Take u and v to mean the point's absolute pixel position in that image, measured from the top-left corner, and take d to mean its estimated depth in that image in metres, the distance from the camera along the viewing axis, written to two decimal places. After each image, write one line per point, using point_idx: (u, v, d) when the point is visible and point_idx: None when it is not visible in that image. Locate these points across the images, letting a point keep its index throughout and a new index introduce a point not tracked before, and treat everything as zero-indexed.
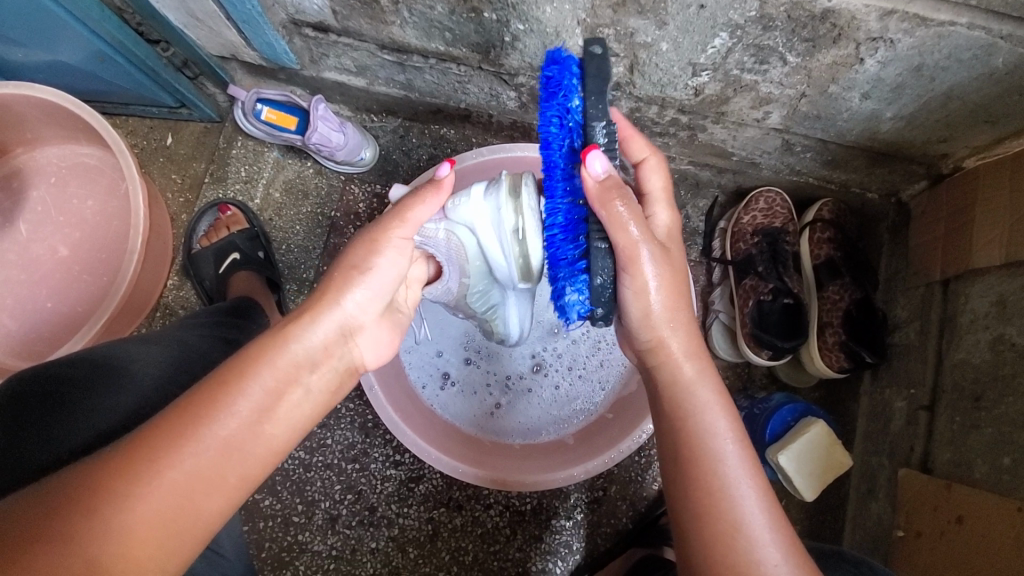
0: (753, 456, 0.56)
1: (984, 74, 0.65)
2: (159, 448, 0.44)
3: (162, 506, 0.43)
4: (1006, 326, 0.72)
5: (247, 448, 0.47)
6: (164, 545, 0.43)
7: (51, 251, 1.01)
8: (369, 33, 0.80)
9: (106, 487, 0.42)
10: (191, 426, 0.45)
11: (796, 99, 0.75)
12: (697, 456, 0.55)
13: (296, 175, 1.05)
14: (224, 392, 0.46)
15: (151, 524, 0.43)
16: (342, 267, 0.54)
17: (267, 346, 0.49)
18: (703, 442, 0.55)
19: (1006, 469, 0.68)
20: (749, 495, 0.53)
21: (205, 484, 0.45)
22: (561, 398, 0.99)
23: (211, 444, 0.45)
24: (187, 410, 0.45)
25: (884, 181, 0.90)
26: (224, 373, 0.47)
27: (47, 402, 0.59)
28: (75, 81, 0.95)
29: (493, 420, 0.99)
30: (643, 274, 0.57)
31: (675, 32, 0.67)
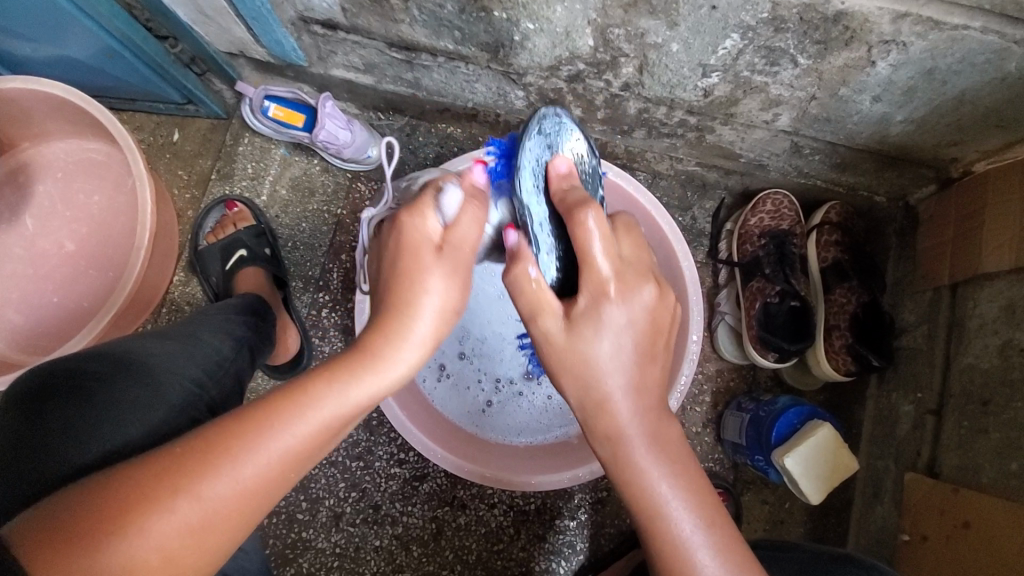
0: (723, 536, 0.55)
1: (996, 78, 0.64)
2: (235, 450, 0.46)
3: (230, 504, 0.46)
4: (1016, 331, 0.71)
5: (309, 456, 0.49)
6: (225, 536, 0.46)
7: (58, 246, 1.01)
8: (378, 31, 0.80)
9: (180, 483, 0.44)
10: (258, 436, 0.46)
11: (806, 101, 0.75)
12: (648, 531, 0.56)
13: (303, 173, 1.05)
14: (292, 408, 0.48)
15: (218, 520, 0.45)
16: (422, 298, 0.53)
17: (336, 372, 0.49)
18: (654, 517, 0.55)
19: (1014, 475, 0.68)
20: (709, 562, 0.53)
21: (271, 484, 0.48)
22: (552, 408, 0.99)
23: (281, 453, 0.47)
24: (262, 416, 0.47)
25: (893, 184, 0.90)
26: (296, 390, 0.49)
27: (70, 398, 0.59)
28: (83, 77, 0.95)
29: (485, 418, 0.98)
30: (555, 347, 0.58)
31: (686, 33, 0.67)
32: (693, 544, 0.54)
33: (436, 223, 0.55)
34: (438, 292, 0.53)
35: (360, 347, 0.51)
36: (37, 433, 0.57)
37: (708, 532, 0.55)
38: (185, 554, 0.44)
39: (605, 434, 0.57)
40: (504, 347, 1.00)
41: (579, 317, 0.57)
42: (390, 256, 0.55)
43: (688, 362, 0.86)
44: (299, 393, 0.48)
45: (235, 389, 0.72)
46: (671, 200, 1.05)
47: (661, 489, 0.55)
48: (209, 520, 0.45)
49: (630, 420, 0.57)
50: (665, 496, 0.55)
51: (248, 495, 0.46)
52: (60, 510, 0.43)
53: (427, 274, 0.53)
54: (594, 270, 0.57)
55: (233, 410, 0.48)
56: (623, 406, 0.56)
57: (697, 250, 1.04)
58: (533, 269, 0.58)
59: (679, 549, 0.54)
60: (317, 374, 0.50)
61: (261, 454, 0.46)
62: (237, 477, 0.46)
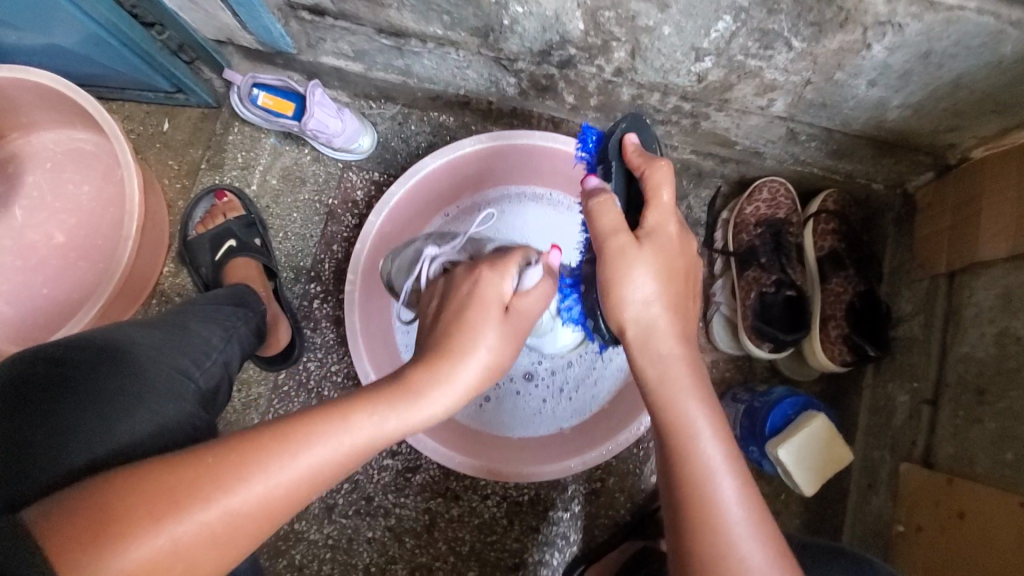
0: (748, 483, 0.54)
1: (994, 61, 0.63)
2: (270, 463, 0.46)
3: (257, 516, 0.46)
4: (1012, 320, 0.70)
5: (291, 502, 0.47)
6: (243, 544, 0.46)
7: (47, 237, 1.00)
8: (366, 16, 0.79)
9: (178, 504, 0.43)
10: (255, 469, 0.45)
11: (800, 86, 0.73)
12: (680, 475, 0.53)
13: (293, 162, 1.04)
14: (295, 445, 0.46)
15: (236, 529, 0.45)
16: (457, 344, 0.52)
17: (344, 412, 0.48)
18: (686, 449, 0.53)
19: (1009, 465, 0.67)
20: (731, 492, 0.52)
21: (250, 525, 0.46)
22: (547, 411, 0.98)
23: (314, 472, 0.47)
24: (300, 435, 0.47)
25: (891, 171, 0.88)
26: (306, 425, 0.47)
27: (57, 388, 0.58)
28: (71, 66, 0.94)
29: (480, 413, 0.97)
30: (625, 267, 0.57)
31: (677, 15, 0.65)
32: (719, 479, 0.53)
33: (510, 287, 0.58)
34: (478, 344, 0.53)
35: (407, 378, 0.51)
36: (25, 422, 0.56)
37: (739, 479, 0.53)
38: (203, 560, 0.44)
39: (653, 351, 0.57)
40: None
41: (642, 236, 0.59)
42: (455, 298, 0.57)
43: None
44: (341, 416, 0.48)
45: (225, 380, 0.72)
46: None
47: (700, 429, 0.54)
48: (228, 528, 0.45)
49: (677, 351, 0.57)
50: (703, 438, 0.54)
51: (267, 509, 0.46)
52: (68, 502, 0.43)
53: (486, 331, 0.53)
54: (659, 207, 0.60)
55: (245, 432, 0.47)
56: (665, 335, 0.57)
57: (693, 240, 1.02)
58: (616, 203, 0.59)
59: (708, 492, 0.52)
60: (359, 399, 0.49)
61: (291, 467, 0.46)
62: (221, 511, 0.44)
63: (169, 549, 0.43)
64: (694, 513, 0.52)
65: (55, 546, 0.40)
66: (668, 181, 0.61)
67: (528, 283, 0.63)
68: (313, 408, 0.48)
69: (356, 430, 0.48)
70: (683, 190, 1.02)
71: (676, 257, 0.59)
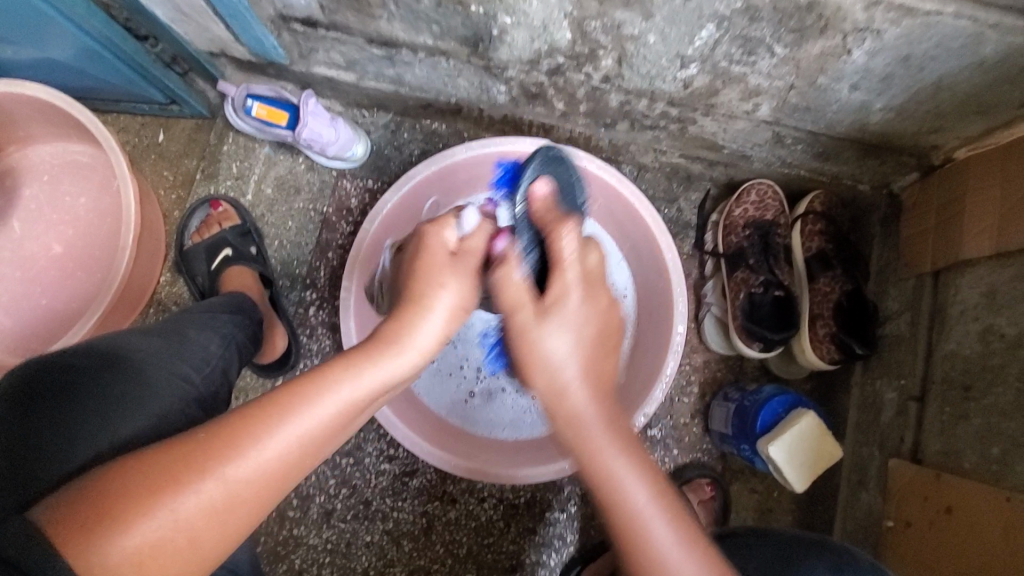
0: (684, 522, 0.55)
1: (972, 64, 0.64)
2: (255, 432, 0.47)
3: (254, 483, 0.47)
4: (996, 317, 0.72)
5: (289, 469, 0.49)
6: (244, 514, 0.47)
7: (45, 248, 1.01)
8: (357, 27, 0.80)
9: (176, 480, 0.45)
10: (249, 438, 0.47)
11: (785, 90, 0.75)
12: (615, 527, 0.55)
13: (288, 171, 1.05)
14: (285, 410, 0.48)
15: (238, 500, 0.47)
16: (420, 297, 0.55)
17: (328, 374, 0.50)
18: (615, 504, 0.54)
19: (995, 459, 0.68)
20: (664, 531, 0.53)
21: (252, 492, 0.47)
22: (534, 407, 0.99)
23: (303, 433, 0.49)
24: (283, 399, 0.49)
25: (876, 172, 0.90)
26: (293, 390, 0.49)
27: (57, 395, 0.59)
28: (66, 79, 0.95)
29: (469, 410, 0.99)
30: (536, 349, 0.58)
31: (662, 24, 0.67)
32: (653, 527, 0.53)
33: (455, 236, 0.62)
34: (440, 295, 0.56)
35: (381, 334, 0.53)
36: (26, 427, 0.56)
37: (669, 516, 0.54)
38: (205, 533, 0.46)
39: (567, 418, 0.57)
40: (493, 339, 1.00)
41: (547, 308, 0.60)
42: (412, 257, 0.60)
43: (673, 353, 0.86)
44: (319, 377, 0.50)
45: (224, 388, 0.72)
46: (656, 193, 1.03)
47: (627, 482, 0.55)
48: (229, 497, 0.46)
49: (588, 407, 0.57)
50: (631, 492, 0.54)
51: (267, 476, 0.47)
52: (70, 496, 0.44)
53: (443, 275, 0.57)
54: (565, 274, 0.61)
55: (233, 410, 0.49)
56: (580, 398, 0.57)
57: (683, 242, 1.03)
58: (517, 269, 0.62)
59: (642, 538, 0.53)
60: (335, 361, 0.51)
61: (284, 432, 0.48)
62: (219, 484, 0.45)
63: (171, 524, 0.44)
64: (634, 566, 0.53)
65: (62, 539, 0.41)
66: (572, 239, 0.62)
67: (468, 226, 0.64)
68: (297, 376, 0.50)
69: (337, 386, 0.50)
70: (673, 193, 1.03)
71: (585, 318, 0.60)
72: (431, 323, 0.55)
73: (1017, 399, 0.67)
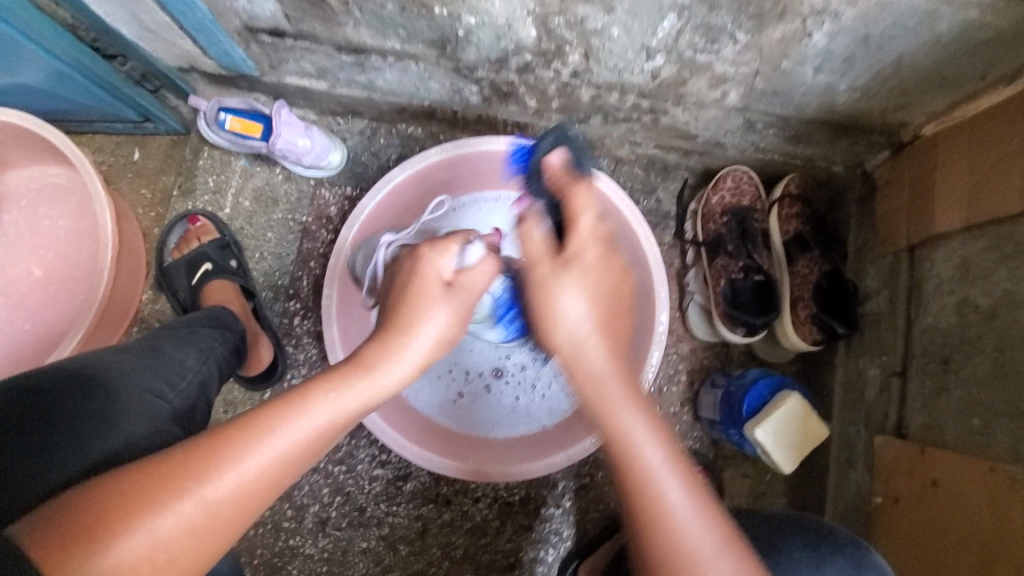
0: (699, 491, 0.56)
1: (931, 40, 0.65)
2: (235, 449, 0.48)
3: (233, 501, 0.47)
4: (970, 289, 0.73)
5: (267, 487, 0.49)
6: (222, 535, 0.47)
7: (26, 273, 1.01)
8: (325, 35, 0.80)
9: (155, 498, 0.44)
10: (230, 455, 0.47)
11: (751, 77, 0.75)
12: (631, 489, 0.55)
13: (265, 183, 1.05)
14: (268, 428, 0.49)
15: (217, 518, 0.47)
16: (396, 319, 0.58)
17: (309, 394, 0.51)
18: (630, 459, 0.56)
19: (976, 430, 0.69)
20: (676, 490, 0.55)
21: (231, 512, 0.47)
22: (518, 408, 0.99)
23: (282, 451, 0.49)
24: (265, 414, 0.50)
25: (848, 152, 0.91)
26: (279, 408, 0.50)
27: (32, 419, 0.58)
28: (37, 103, 0.94)
29: (457, 410, 0.99)
30: (555, 301, 0.61)
31: (624, 16, 0.67)
32: (666, 490, 0.55)
33: (450, 265, 0.62)
34: (427, 311, 0.58)
35: (360, 356, 0.55)
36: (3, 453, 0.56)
37: (682, 477, 0.56)
38: (186, 551, 0.45)
39: (583, 371, 0.59)
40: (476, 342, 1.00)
41: (565, 263, 0.63)
42: (405, 279, 0.61)
43: (657, 343, 0.86)
44: (300, 396, 0.51)
45: (203, 402, 0.72)
46: (634, 185, 1.04)
47: (641, 439, 0.56)
48: (216, 511, 0.46)
49: (605, 366, 0.59)
50: (644, 448, 0.56)
51: (246, 493, 0.48)
52: (51, 512, 0.43)
53: (434, 305, 0.59)
54: (579, 233, 0.64)
55: (213, 429, 0.49)
56: (596, 353, 0.59)
57: (664, 232, 1.03)
58: (538, 227, 0.66)
59: (655, 494, 0.55)
60: (314, 382, 0.53)
61: (266, 448, 0.48)
62: (201, 503, 0.46)
63: (156, 538, 0.44)
64: (648, 527, 0.54)
65: (42, 554, 0.40)
66: (588, 207, 0.65)
67: (470, 261, 0.64)
68: (280, 395, 0.52)
69: (320, 402, 0.51)
70: (651, 183, 1.03)
71: (589, 269, 0.63)
72: (420, 336, 0.57)
73: (994, 368, 0.68)
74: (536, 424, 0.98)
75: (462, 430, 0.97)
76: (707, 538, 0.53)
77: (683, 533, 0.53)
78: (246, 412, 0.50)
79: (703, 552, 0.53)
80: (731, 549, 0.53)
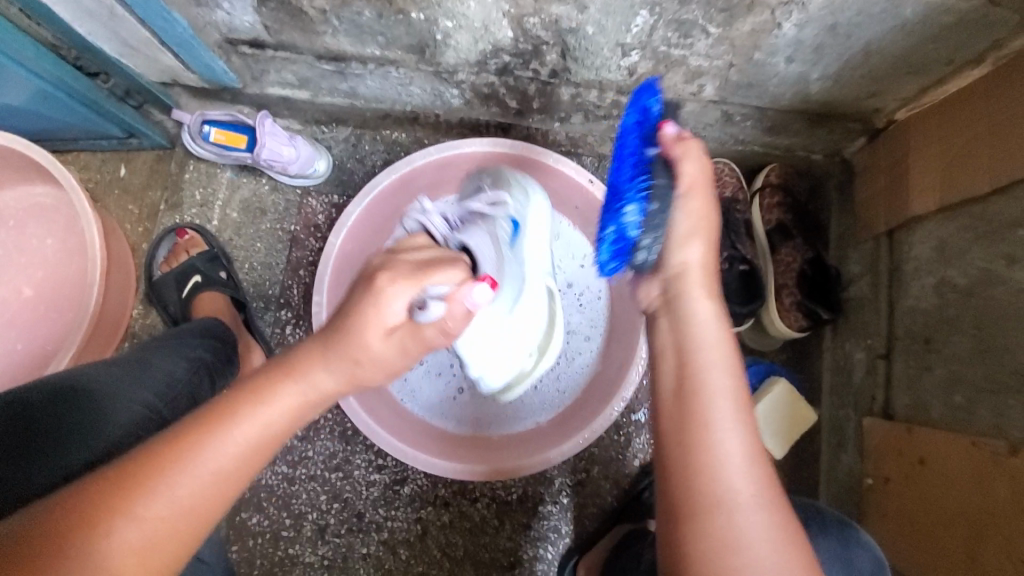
0: (761, 459, 0.51)
1: (897, 26, 0.66)
2: (170, 462, 0.46)
3: (177, 516, 0.46)
4: (947, 269, 0.74)
5: (213, 498, 0.48)
6: (171, 548, 0.46)
7: (15, 293, 1.01)
8: (305, 45, 0.81)
9: (90, 520, 0.43)
10: (171, 470, 0.46)
11: (725, 69, 0.77)
12: (687, 424, 0.52)
13: (252, 194, 1.05)
14: (206, 440, 0.48)
15: (160, 535, 0.45)
16: (333, 335, 0.53)
17: (245, 406, 0.50)
18: (702, 395, 0.52)
19: (960, 407, 0.70)
20: (736, 446, 0.50)
21: (176, 526, 0.46)
22: (516, 402, 0.99)
23: (224, 461, 0.48)
24: (193, 430, 0.48)
25: (826, 141, 0.92)
26: (214, 419, 0.49)
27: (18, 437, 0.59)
28: (21, 123, 0.94)
29: (455, 407, 0.99)
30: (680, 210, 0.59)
31: (597, 14, 0.68)
32: (727, 438, 0.51)
33: (394, 311, 0.53)
34: (367, 333, 0.53)
35: (290, 367, 0.53)
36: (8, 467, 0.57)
37: (741, 425, 0.51)
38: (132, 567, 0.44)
39: (678, 297, 0.57)
40: None
41: (697, 194, 0.59)
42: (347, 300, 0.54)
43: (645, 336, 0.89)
44: (228, 409, 0.49)
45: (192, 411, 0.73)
46: None
47: (716, 382, 0.53)
48: (168, 525, 0.46)
49: (703, 301, 0.57)
50: (710, 380, 0.53)
51: (189, 506, 0.47)
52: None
53: (375, 326, 0.53)
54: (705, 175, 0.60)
55: (149, 444, 0.47)
56: (696, 288, 0.57)
57: None
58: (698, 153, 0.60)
59: (711, 437, 0.51)
60: (249, 392, 0.51)
61: (207, 461, 0.47)
62: (141, 522, 0.44)
63: (109, 557, 0.43)
64: (694, 468, 0.50)
65: None
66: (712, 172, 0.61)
67: (432, 316, 0.55)
68: (218, 404, 0.50)
69: (254, 412, 0.50)
70: None
71: (708, 221, 0.59)
72: (360, 353, 0.53)
73: (973, 345, 0.69)
74: (535, 417, 0.98)
75: (460, 426, 0.98)
76: (746, 486, 0.49)
77: (721, 474, 0.49)
78: (184, 425, 0.49)
79: (737, 500, 0.48)
80: (770, 505, 0.48)
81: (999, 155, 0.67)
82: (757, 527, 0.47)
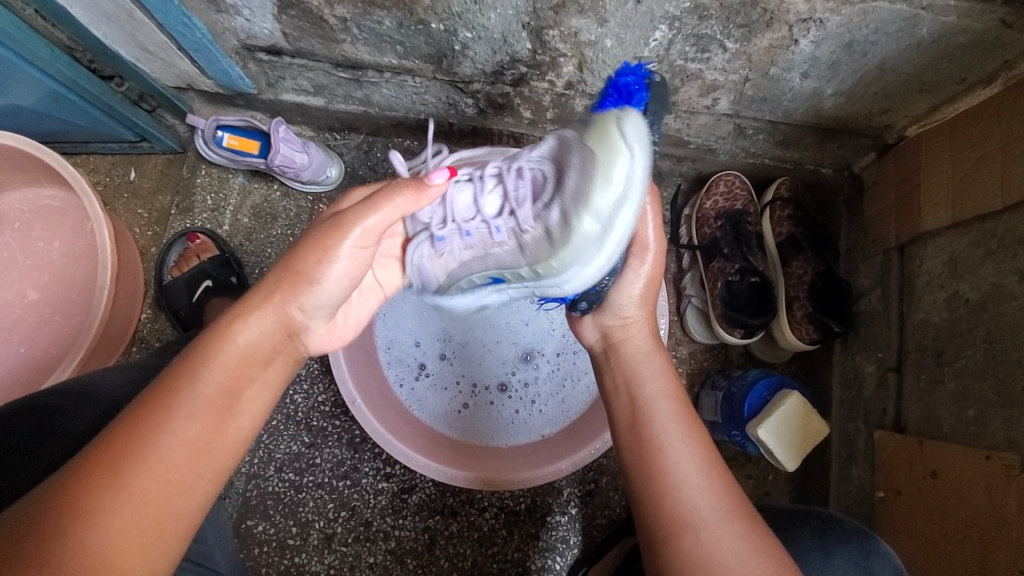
0: (716, 477, 0.55)
1: (912, 45, 0.67)
2: (149, 430, 0.45)
3: (175, 474, 0.46)
4: (959, 284, 0.75)
5: (206, 449, 0.48)
6: (188, 504, 0.47)
7: (20, 295, 1.00)
8: (322, 52, 0.82)
9: (87, 498, 0.42)
10: (150, 432, 0.45)
11: (740, 84, 0.77)
12: (635, 452, 0.58)
13: (263, 199, 1.05)
14: (176, 402, 0.47)
15: (165, 496, 0.45)
16: (288, 271, 0.53)
17: (213, 353, 0.50)
18: (647, 424, 0.59)
19: (971, 420, 0.71)
20: (687, 470, 0.55)
21: (179, 482, 0.46)
22: (517, 423, 1.00)
23: (201, 414, 0.47)
24: (152, 409, 0.46)
25: (836, 155, 0.93)
26: (172, 382, 0.48)
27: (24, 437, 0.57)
28: (30, 125, 0.94)
29: (459, 420, 0.99)
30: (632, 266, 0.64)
31: (617, 28, 0.68)
32: (674, 466, 0.56)
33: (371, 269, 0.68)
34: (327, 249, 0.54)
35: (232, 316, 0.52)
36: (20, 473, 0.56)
37: (693, 451, 0.57)
38: (157, 523, 0.45)
39: (620, 345, 0.66)
40: (484, 353, 1.02)
41: (644, 247, 0.63)
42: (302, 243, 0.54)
43: None
44: (185, 376, 0.48)
45: None
46: None
47: (657, 413, 0.59)
48: (169, 485, 0.45)
49: (645, 346, 0.65)
50: (656, 414, 0.59)
51: (183, 463, 0.46)
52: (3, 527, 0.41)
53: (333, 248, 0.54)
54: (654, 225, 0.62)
55: (110, 427, 0.46)
56: (640, 334, 0.66)
57: None
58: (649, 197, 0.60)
59: (662, 465, 0.56)
60: (201, 351, 0.50)
61: (184, 418, 0.47)
62: (137, 492, 0.44)
63: (113, 532, 0.43)
64: (655, 492, 0.55)
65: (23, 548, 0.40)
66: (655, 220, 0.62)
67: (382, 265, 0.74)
68: (167, 372, 0.49)
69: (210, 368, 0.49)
70: None
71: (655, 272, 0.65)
72: (326, 272, 0.54)
73: (985, 360, 0.70)
74: (540, 435, 0.99)
75: (464, 437, 0.98)
76: (707, 500, 0.53)
77: (684, 495, 0.54)
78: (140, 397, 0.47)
79: (702, 517, 0.52)
80: (734, 519, 0.53)
81: (1013, 174, 0.68)
82: (728, 544, 0.51)
